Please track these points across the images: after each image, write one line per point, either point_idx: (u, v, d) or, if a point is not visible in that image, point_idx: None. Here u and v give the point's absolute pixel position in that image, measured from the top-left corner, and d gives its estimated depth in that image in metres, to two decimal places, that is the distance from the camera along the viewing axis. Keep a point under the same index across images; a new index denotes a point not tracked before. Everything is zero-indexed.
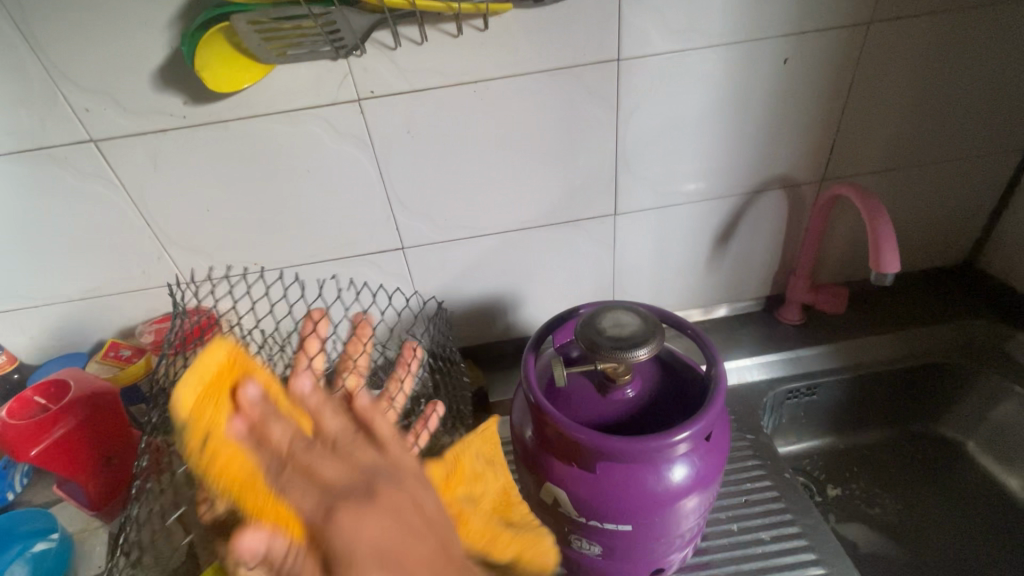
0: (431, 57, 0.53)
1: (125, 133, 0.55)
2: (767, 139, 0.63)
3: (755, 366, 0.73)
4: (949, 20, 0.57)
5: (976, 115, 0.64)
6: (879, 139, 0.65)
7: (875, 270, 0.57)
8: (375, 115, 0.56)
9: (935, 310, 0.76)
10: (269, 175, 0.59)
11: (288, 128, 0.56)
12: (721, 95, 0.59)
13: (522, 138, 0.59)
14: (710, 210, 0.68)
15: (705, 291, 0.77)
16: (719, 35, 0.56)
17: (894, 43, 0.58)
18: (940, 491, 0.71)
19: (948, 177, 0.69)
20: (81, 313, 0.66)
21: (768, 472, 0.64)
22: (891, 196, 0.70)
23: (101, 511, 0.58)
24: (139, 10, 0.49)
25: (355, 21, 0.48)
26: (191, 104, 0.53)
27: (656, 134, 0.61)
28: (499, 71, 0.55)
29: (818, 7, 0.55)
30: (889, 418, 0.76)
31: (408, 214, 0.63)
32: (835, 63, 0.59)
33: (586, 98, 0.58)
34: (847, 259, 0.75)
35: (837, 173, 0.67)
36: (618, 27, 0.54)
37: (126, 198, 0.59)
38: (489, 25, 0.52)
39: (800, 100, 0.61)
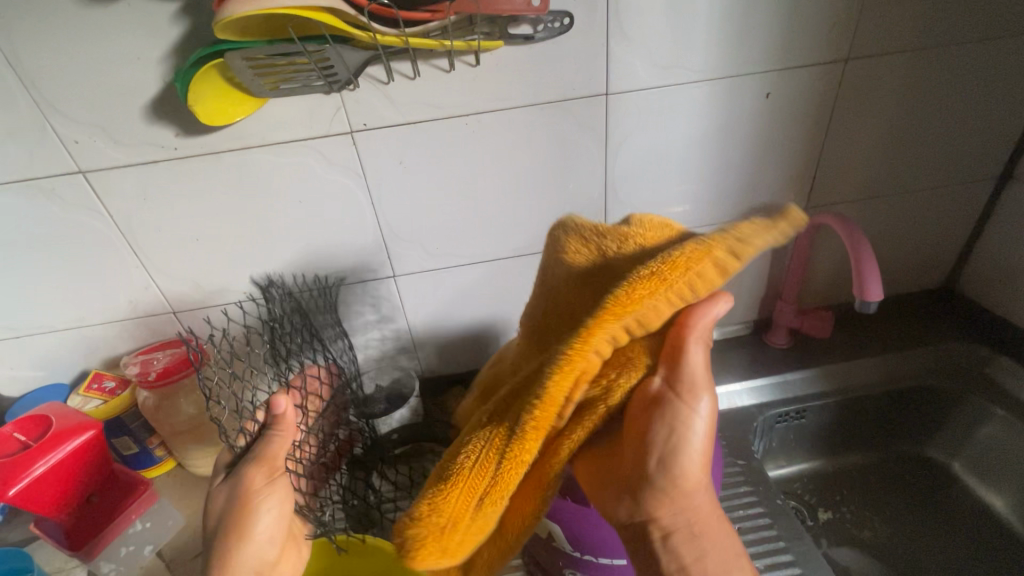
0: (424, 91, 0.54)
1: (114, 164, 0.54)
2: (752, 169, 0.65)
3: (744, 390, 0.74)
4: (922, 56, 0.60)
5: (950, 146, 0.67)
6: (860, 168, 0.67)
7: (859, 297, 0.58)
8: (367, 148, 0.56)
9: (918, 333, 0.77)
10: (260, 205, 0.59)
11: (280, 158, 0.56)
12: (706, 127, 0.61)
13: (514, 169, 0.60)
14: (698, 235, 0.69)
15: None
16: (703, 71, 0.57)
17: (872, 79, 0.60)
18: (927, 514, 0.71)
19: (926, 205, 0.71)
20: (62, 343, 0.65)
21: (759, 499, 0.64)
22: (871, 223, 0.72)
23: (78, 550, 0.57)
24: (132, 45, 0.49)
25: (349, 58, 0.49)
26: (182, 136, 0.53)
27: (644, 165, 0.63)
28: (490, 105, 0.56)
29: (798, 45, 0.57)
30: (876, 439, 0.77)
31: (399, 242, 0.63)
32: (815, 97, 0.61)
33: (576, 129, 0.59)
34: (832, 284, 0.77)
35: (819, 201, 0.69)
36: (607, 63, 0.55)
37: (113, 229, 0.58)
38: (480, 60, 0.53)
39: (783, 132, 0.63)
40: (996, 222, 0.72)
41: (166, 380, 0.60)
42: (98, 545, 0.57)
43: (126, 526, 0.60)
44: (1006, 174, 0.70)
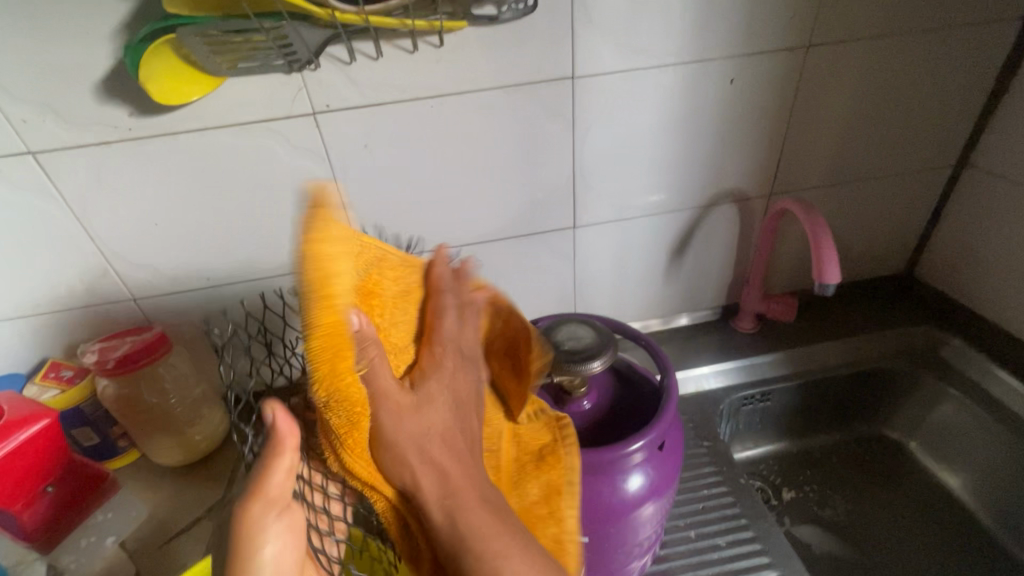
0: (388, 73, 0.53)
1: (65, 144, 0.52)
2: (718, 155, 0.66)
3: (712, 374, 0.75)
4: (880, 44, 0.61)
5: (908, 134, 0.68)
6: (822, 155, 0.68)
7: (818, 280, 0.59)
8: (331, 130, 0.56)
9: (878, 317, 0.79)
10: (221, 189, 0.57)
11: (241, 140, 0.55)
12: (672, 112, 0.61)
13: (481, 153, 0.60)
14: (666, 221, 0.70)
15: (664, 301, 0.79)
16: (668, 56, 0.58)
17: (833, 66, 0.62)
18: (885, 491, 0.74)
19: (885, 192, 0.73)
20: (16, 332, 0.63)
21: (724, 479, 0.66)
22: (834, 210, 0.74)
23: (35, 542, 0.55)
24: (81, 20, 0.47)
25: (308, 37, 0.48)
26: (137, 116, 0.52)
27: (611, 150, 0.63)
28: (455, 87, 0.55)
29: (761, 32, 0.58)
30: (839, 421, 0.79)
31: (366, 227, 0.63)
32: (778, 83, 0.62)
33: (543, 113, 0.59)
34: (797, 269, 0.78)
35: (784, 188, 0.70)
36: (573, 46, 0.55)
37: (67, 212, 0.56)
38: (444, 41, 0.52)
39: (748, 118, 0.63)
40: (952, 209, 0.74)
41: (126, 367, 0.59)
42: (55, 537, 0.56)
43: (84, 518, 0.59)
44: (963, 162, 0.72)
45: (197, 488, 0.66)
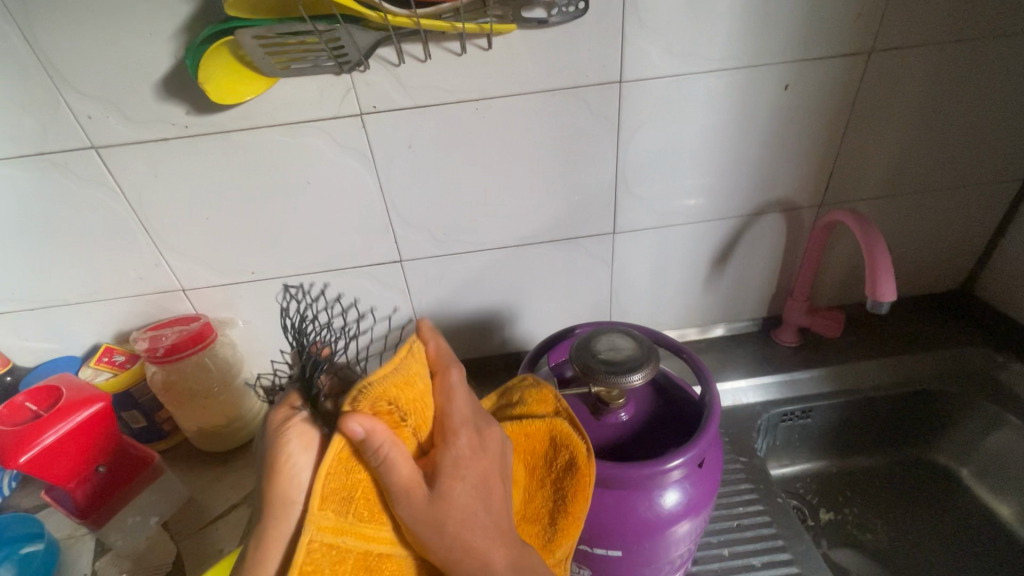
0: (435, 75, 0.53)
1: (126, 140, 0.55)
2: (767, 164, 0.64)
3: (749, 388, 0.73)
4: (949, 51, 0.58)
5: (972, 145, 0.65)
6: (878, 166, 0.65)
7: (871, 297, 0.55)
8: (377, 131, 0.56)
9: (930, 336, 0.76)
10: (268, 185, 0.59)
11: (291, 139, 0.56)
12: (721, 119, 0.60)
13: (523, 156, 0.60)
14: (708, 229, 0.68)
15: (702, 311, 0.77)
16: (721, 61, 0.56)
17: (896, 73, 0.59)
18: (931, 518, 0.71)
19: (944, 206, 0.70)
20: (73, 316, 0.66)
21: (760, 497, 0.64)
22: (888, 222, 0.70)
23: (88, 518, 0.58)
24: (145, 21, 0.49)
25: (360, 39, 0.48)
26: (193, 114, 0.54)
27: (657, 155, 0.62)
28: (501, 89, 0.55)
29: (821, 36, 0.55)
30: (883, 442, 0.76)
31: (407, 227, 0.63)
32: (836, 90, 0.59)
33: (588, 118, 0.58)
34: (845, 283, 0.75)
35: (835, 199, 0.67)
36: (622, 50, 0.54)
37: (125, 205, 0.59)
38: (492, 44, 0.52)
39: (801, 126, 0.61)
40: (1019, 226, 0.70)
41: (173, 356, 0.61)
42: (106, 514, 0.59)
43: (132, 499, 0.62)
44: None
45: (235, 475, 0.68)
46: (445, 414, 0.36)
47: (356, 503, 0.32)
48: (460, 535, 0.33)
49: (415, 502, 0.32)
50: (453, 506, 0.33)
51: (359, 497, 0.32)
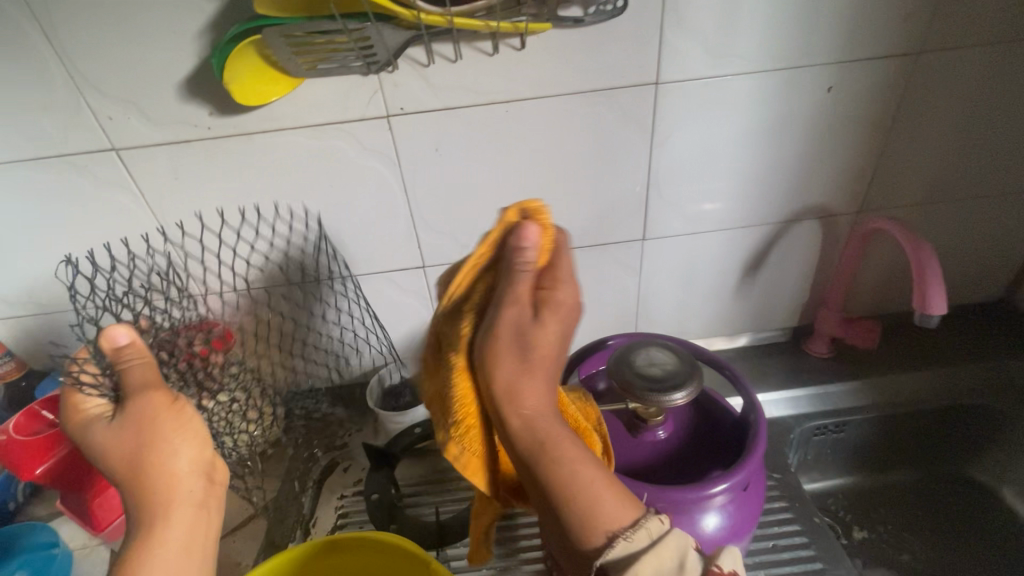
0: (465, 76, 0.51)
1: (147, 142, 0.53)
2: (805, 169, 0.61)
3: (781, 400, 0.71)
4: (1001, 52, 0.55)
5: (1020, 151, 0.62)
6: (921, 172, 0.63)
7: (919, 310, 0.53)
8: (403, 133, 0.54)
9: (970, 348, 0.73)
10: (290, 188, 0.57)
11: (315, 141, 0.54)
12: (759, 122, 0.57)
13: (552, 160, 0.58)
14: (740, 236, 0.66)
15: (731, 320, 0.75)
16: (761, 62, 0.54)
17: (944, 75, 0.56)
18: (972, 539, 0.68)
19: (988, 214, 0.67)
20: (89, 321, 0.65)
21: (796, 516, 0.61)
22: (929, 230, 0.67)
23: (101, 531, 0.57)
24: (169, 19, 0.47)
25: (389, 38, 0.47)
26: (216, 115, 0.52)
27: (690, 159, 0.59)
28: (533, 91, 0.53)
29: (866, 37, 0.53)
30: (920, 458, 0.73)
31: (431, 232, 0.61)
32: (878, 93, 0.57)
33: (621, 120, 0.56)
34: (880, 293, 0.73)
35: (874, 205, 0.65)
36: (659, 50, 0.52)
37: (144, 208, 0.57)
38: (525, 44, 0.50)
39: (841, 130, 0.59)
40: None
41: None
42: (119, 526, 0.58)
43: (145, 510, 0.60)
44: None
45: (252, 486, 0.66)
46: (561, 268, 0.43)
47: (471, 293, 0.43)
48: (533, 364, 0.41)
49: (515, 313, 0.41)
50: (543, 336, 0.41)
51: (473, 298, 0.43)
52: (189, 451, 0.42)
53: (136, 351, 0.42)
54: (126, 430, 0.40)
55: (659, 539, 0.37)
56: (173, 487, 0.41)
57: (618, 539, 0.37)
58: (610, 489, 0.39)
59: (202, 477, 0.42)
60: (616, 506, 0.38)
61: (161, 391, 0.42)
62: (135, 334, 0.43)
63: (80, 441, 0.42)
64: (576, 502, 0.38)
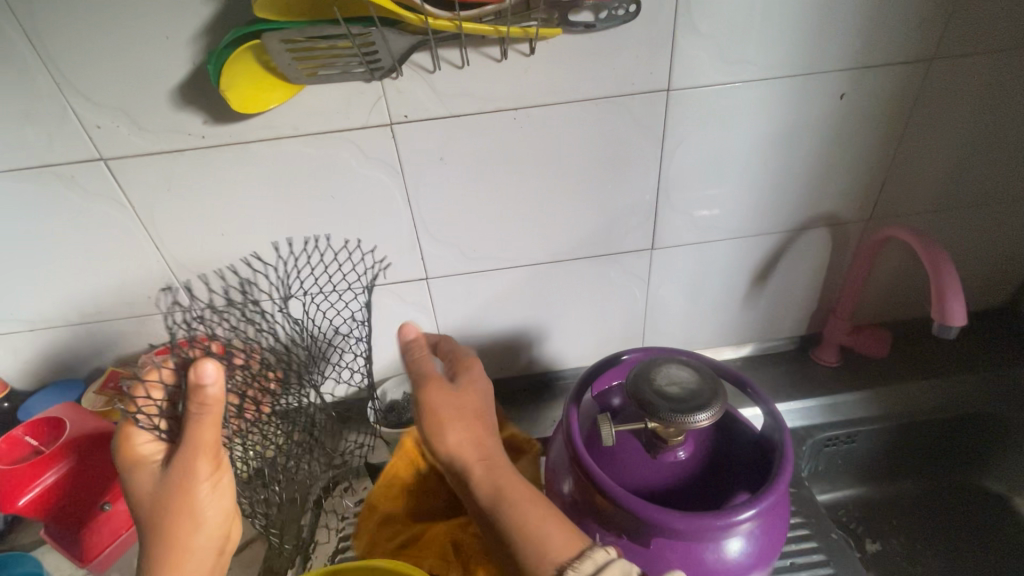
0: (472, 82, 0.50)
1: (137, 152, 0.51)
2: (816, 177, 0.60)
3: (791, 411, 0.69)
4: (1013, 59, 0.55)
5: None
6: (932, 178, 0.62)
7: (938, 321, 0.52)
8: (407, 141, 0.52)
9: (979, 355, 0.72)
10: (288, 199, 0.55)
11: (315, 150, 0.52)
12: (771, 129, 0.56)
13: (560, 168, 0.56)
14: (750, 245, 0.65)
15: (739, 329, 0.73)
16: (775, 68, 0.53)
17: (956, 81, 0.55)
18: (988, 550, 0.67)
19: (998, 221, 0.66)
20: (75, 337, 0.62)
21: (812, 531, 0.60)
22: (939, 237, 0.67)
23: (88, 563, 0.54)
24: (162, 23, 0.45)
25: (394, 43, 0.45)
26: (211, 123, 0.50)
27: (701, 168, 0.58)
28: (541, 98, 0.51)
29: (880, 44, 0.52)
30: (930, 467, 0.72)
31: (435, 243, 0.59)
32: (891, 100, 0.56)
33: (631, 127, 0.54)
34: (889, 300, 0.72)
35: (885, 213, 0.64)
36: (672, 56, 0.50)
37: (134, 221, 0.55)
38: (535, 49, 0.48)
39: (853, 137, 0.58)
40: None
41: None
42: (110, 557, 0.55)
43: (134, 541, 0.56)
44: None
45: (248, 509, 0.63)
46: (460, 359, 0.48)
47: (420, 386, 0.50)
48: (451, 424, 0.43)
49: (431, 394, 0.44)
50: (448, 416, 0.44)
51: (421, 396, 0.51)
52: (218, 507, 0.41)
53: (216, 397, 0.38)
54: (179, 487, 0.39)
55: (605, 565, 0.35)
56: (207, 551, 0.41)
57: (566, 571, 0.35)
58: (555, 524, 0.38)
59: (215, 543, 0.41)
60: (562, 542, 0.37)
61: (208, 457, 0.39)
62: (222, 374, 0.38)
63: (126, 481, 0.40)
64: (522, 538, 0.38)
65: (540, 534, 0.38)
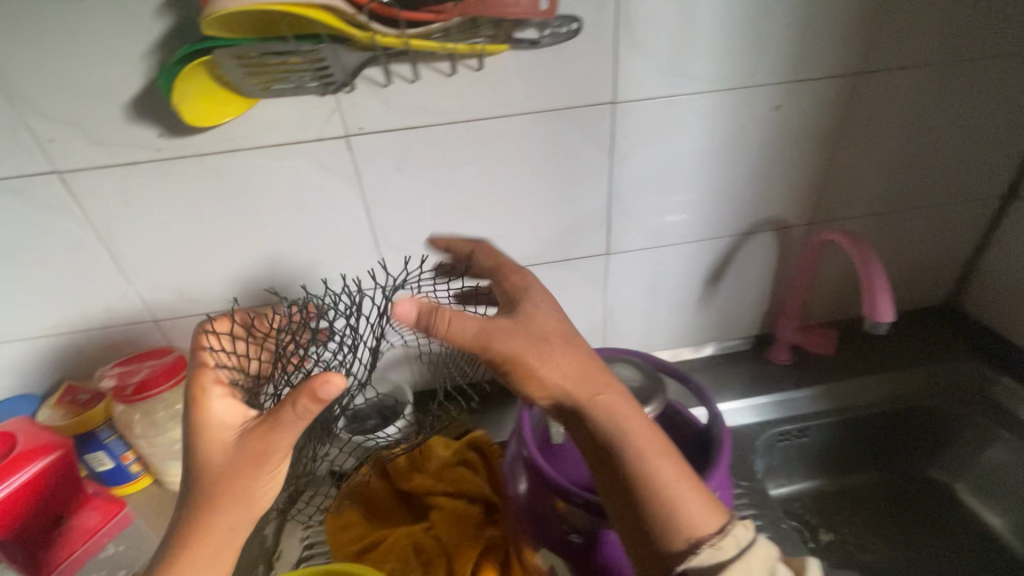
0: (425, 96, 0.51)
1: (92, 165, 0.51)
2: (760, 183, 0.63)
3: (746, 408, 0.72)
4: (933, 73, 0.59)
5: (954, 165, 0.66)
6: (868, 184, 0.66)
7: (869, 318, 0.55)
8: (364, 153, 0.54)
9: (920, 350, 0.76)
10: (247, 210, 0.56)
11: (273, 162, 0.53)
12: (714, 139, 0.59)
13: (515, 178, 0.58)
14: (702, 249, 0.68)
15: (696, 331, 0.76)
16: (714, 82, 0.56)
17: (883, 94, 0.59)
18: (933, 535, 0.70)
19: (931, 224, 0.71)
20: (29, 352, 0.61)
21: (763, 522, 0.62)
22: (878, 239, 0.71)
23: None
24: (114, 40, 0.46)
25: (346, 59, 0.46)
26: (166, 137, 0.50)
27: (650, 176, 0.61)
28: (492, 111, 0.53)
29: (810, 59, 0.56)
30: (879, 459, 0.75)
31: (395, 251, 0.61)
32: (824, 112, 0.59)
33: (581, 138, 0.57)
34: (835, 300, 0.75)
35: (826, 217, 0.67)
36: (615, 71, 0.53)
37: (90, 233, 0.55)
38: (483, 65, 0.50)
39: (791, 146, 0.61)
40: (1000, 240, 0.72)
41: (144, 395, 0.57)
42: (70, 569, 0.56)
43: (96, 551, 0.58)
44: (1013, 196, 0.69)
45: None
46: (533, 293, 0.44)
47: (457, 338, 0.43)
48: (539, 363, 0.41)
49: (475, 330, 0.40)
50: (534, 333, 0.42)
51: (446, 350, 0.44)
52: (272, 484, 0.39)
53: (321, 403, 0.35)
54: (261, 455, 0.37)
55: (748, 546, 0.36)
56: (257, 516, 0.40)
57: (703, 546, 0.36)
58: (693, 496, 0.38)
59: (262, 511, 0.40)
60: (703, 516, 0.37)
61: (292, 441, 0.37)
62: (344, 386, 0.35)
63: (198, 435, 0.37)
64: (661, 507, 0.38)
65: (674, 506, 0.37)
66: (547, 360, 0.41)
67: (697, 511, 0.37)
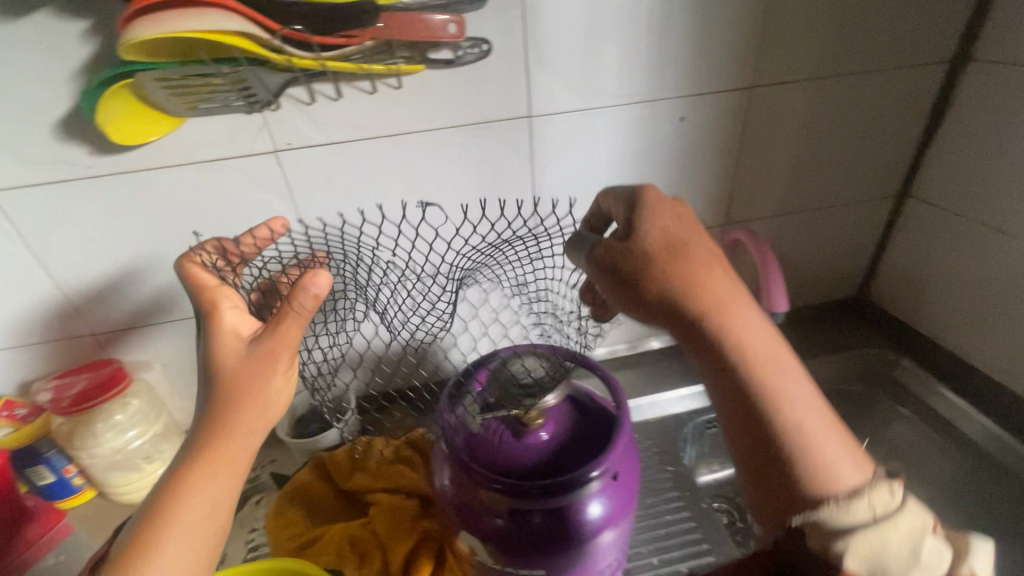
0: (349, 112, 0.55)
1: (22, 183, 0.53)
2: (675, 188, 0.68)
3: (675, 399, 0.77)
4: (821, 85, 0.65)
5: (851, 168, 0.72)
6: (774, 186, 0.71)
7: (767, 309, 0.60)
8: (294, 167, 0.57)
9: (834, 339, 0.82)
10: (181, 223, 0.58)
11: (205, 178, 0.56)
12: (628, 148, 0.64)
13: (443, 188, 0.62)
14: None
15: (629, 327, 0.81)
16: (622, 96, 0.60)
17: (778, 105, 0.65)
18: None
19: (835, 221, 0.77)
20: None
21: (686, 504, 0.67)
22: (789, 237, 0.76)
23: None
24: (40, 64, 0.48)
25: (268, 80, 0.49)
26: (96, 155, 0.52)
27: (571, 183, 0.65)
28: (415, 126, 0.57)
29: (708, 75, 0.61)
30: None
31: None
32: (726, 121, 0.65)
33: (502, 149, 0.61)
34: None
35: (739, 218, 0.73)
36: (529, 88, 0.57)
37: (23, 249, 0.56)
38: (403, 83, 0.54)
39: (699, 153, 0.66)
40: (898, 235, 0.78)
41: (81, 406, 0.60)
42: None
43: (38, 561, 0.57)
44: (905, 195, 0.76)
45: None
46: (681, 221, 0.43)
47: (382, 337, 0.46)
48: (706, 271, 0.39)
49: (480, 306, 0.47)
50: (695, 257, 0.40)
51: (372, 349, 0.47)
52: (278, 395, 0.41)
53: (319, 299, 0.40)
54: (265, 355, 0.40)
55: (887, 516, 0.34)
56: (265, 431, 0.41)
57: (841, 495, 0.35)
58: (837, 445, 0.37)
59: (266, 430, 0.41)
60: (847, 466, 0.36)
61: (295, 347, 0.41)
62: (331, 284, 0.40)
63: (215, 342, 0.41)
64: (804, 442, 0.37)
65: (810, 448, 0.36)
66: (667, 273, 0.39)
67: (846, 460, 0.37)
